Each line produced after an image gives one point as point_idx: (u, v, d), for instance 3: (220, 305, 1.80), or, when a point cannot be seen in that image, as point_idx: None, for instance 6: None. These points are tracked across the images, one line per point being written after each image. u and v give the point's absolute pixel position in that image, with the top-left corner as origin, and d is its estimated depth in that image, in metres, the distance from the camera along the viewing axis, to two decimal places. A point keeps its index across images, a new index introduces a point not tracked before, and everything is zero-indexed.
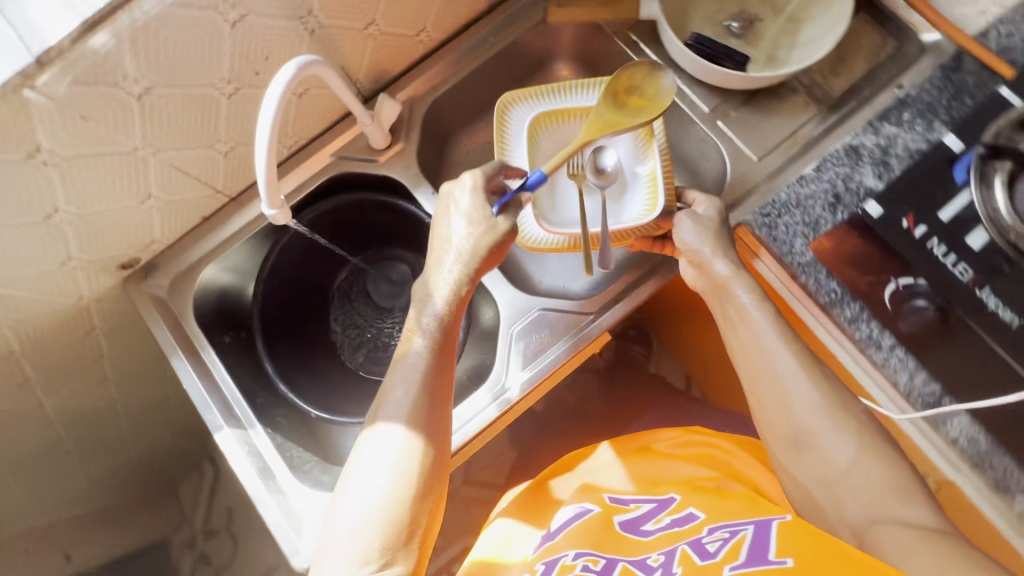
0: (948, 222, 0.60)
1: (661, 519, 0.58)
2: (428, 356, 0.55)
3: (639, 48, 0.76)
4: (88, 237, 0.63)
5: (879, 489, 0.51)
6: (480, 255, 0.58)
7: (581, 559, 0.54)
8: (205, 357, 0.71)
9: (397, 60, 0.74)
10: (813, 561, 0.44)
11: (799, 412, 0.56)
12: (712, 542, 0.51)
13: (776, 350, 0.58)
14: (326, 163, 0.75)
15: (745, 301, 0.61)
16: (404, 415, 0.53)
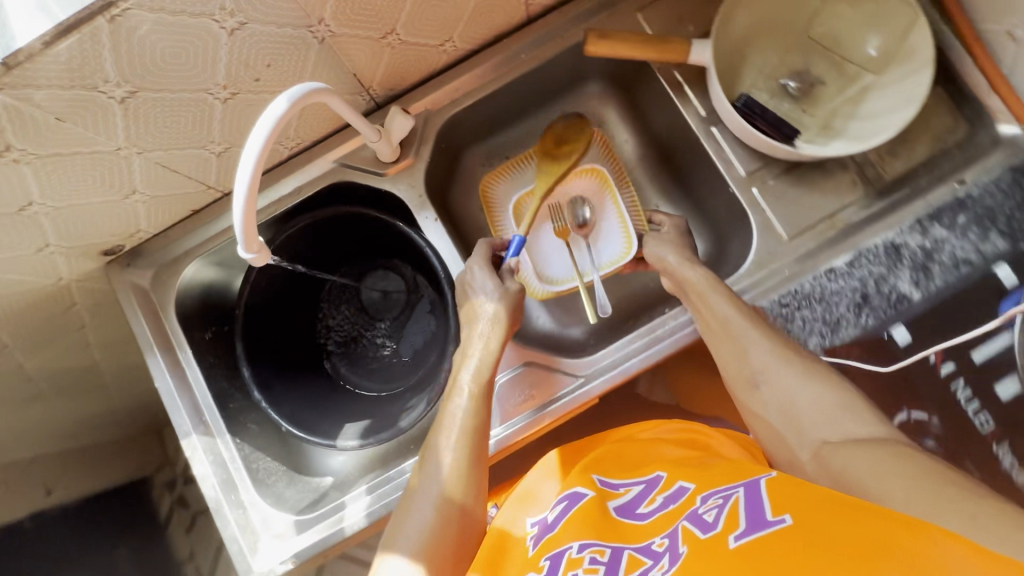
0: (980, 364, 0.58)
1: (654, 500, 0.51)
2: (461, 444, 0.57)
3: (683, 92, 0.69)
4: (67, 227, 0.60)
5: (831, 408, 0.51)
6: (503, 317, 0.63)
7: (587, 551, 0.45)
8: (181, 357, 0.70)
9: (417, 69, 0.67)
10: (816, 520, 0.39)
11: (753, 355, 0.57)
12: (709, 511, 0.44)
13: (746, 331, 0.58)
14: (327, 169, 0.70)
15: (699, 279, 0.63)
16: (442, 492, 0.54)
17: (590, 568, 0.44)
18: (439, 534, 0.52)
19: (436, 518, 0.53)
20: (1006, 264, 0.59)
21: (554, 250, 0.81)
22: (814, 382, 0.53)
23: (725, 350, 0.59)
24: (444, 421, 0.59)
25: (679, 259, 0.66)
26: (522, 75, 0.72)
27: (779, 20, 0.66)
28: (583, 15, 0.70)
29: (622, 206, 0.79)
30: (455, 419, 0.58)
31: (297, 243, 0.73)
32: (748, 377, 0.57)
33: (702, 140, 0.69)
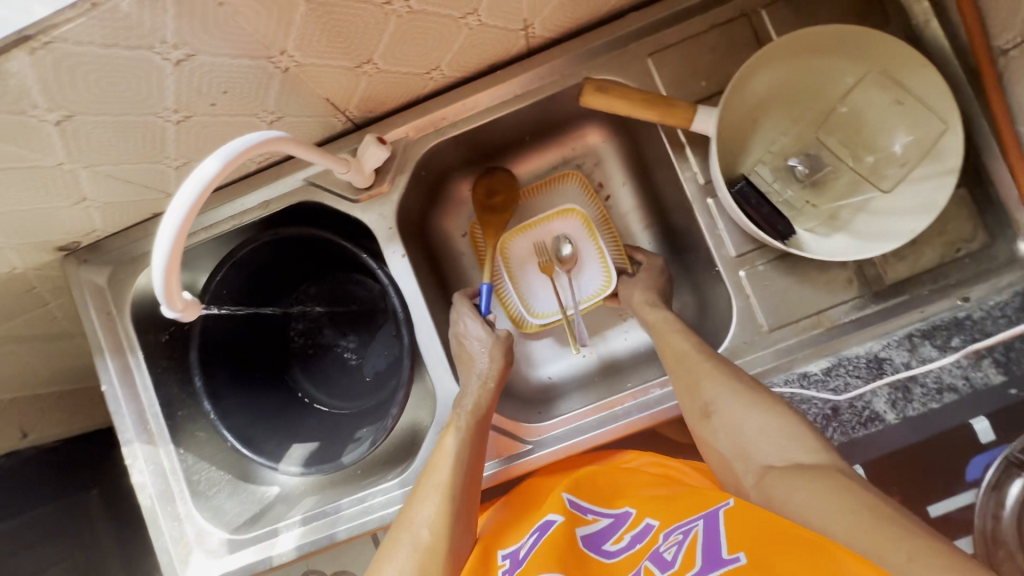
0: (936, 516, 0.59)
1: (622, 538, 0.50)
2: (456, 472, 0.57)
3: (684, 153, 0.64)
4: (14, 229, 0.57)
5: (775, 435, 0.49)
6: (498, 358, 0.65)
7: None
8: (131, 360, 0.69)
9: (400, 94, 0.62)
10: (767, 556, 0.38)
11: (705, 385, 0.55)
12: (669, 549, 0.43)
13: (709, 380, 0.54)
14: (297, 187, 0.67)
15: (666, 321, 0.62)
16: (432, 513, 0.54)
17: None
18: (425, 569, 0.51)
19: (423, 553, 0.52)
20: (986, 417, 0.56)
21: (540, 288, 0.77)
22: (763, 407, 0.51)
23: (680, 381, 0.57)
24: (439, 457, 0.58)
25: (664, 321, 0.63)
26: (513, 109, 0.67)
27: (802, 94, 0.61)
28: (587, 53, 0.64)
29: (601, 240, 0.75)
30: (450, 447, 0.59)
31: (261, 255, 0.71)
32: (700, 408, 0.55)
33: (696, 211, 0.64)
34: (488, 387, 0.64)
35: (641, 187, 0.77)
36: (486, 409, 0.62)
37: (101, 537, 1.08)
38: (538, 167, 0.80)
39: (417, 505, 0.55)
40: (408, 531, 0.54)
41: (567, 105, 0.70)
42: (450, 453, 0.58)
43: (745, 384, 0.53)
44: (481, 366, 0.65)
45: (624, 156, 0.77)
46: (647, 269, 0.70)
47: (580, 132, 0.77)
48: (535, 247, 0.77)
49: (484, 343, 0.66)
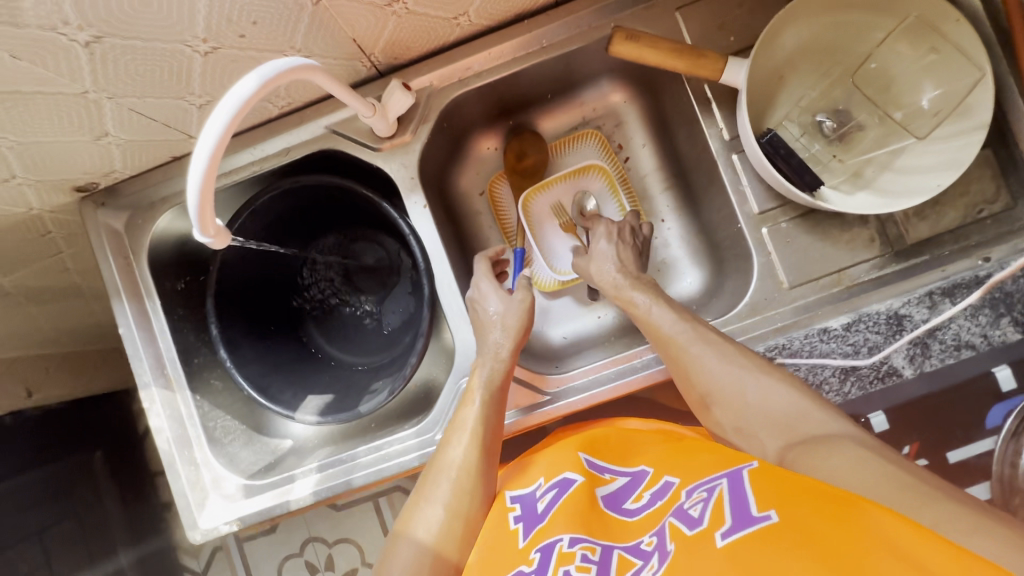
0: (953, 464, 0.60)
1: (641, 495, 0.50)
2: (481, 421, 0.57)
3: (710, 109, 0.63)
4: (35, 163, 0.57)
5: (778, 415, 0.50)
6: (512, 331, 0.62)
7: (578, 547, 0.45)
8: (148, 305, 0.68)
9: (425, 40, 0.61)
10: (799, 516, 0.38)
11: (697, 377, 0.54)
12: (694, 506, 0.43)
13: (703, 365, 0.54)
14: (318, 134, 0.66)
15: (643, 302, 0.60)
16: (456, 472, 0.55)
17: (582, 565, 0.43)
18: (449, 523, 0.52)
19: (451, 491, 0.54)
20: (1008, 366, 0.58)
21: (561, 246, 0.77)
22: (758, 385, 0.51)
23: (674, 369, 0.57)
24: (463, 414, 0.58)
25: (658, 305, 0.59)
26: (538, 62, 0.66)
27: (833, 48, 0.60)
28: (616, 5, 0.63)
29: (622, 197, 0.76)
30: (470, 416, 0.58)
31: (281, 205, 0.70)
32: (698, 398, 0.55)
33: (720, 168, 0.64)
34: (501, 356, 0.61)
35: (662, 148, 0.77)
36: (503, 377, 0.61)
37: (104, 496, 1.14)
38: (558, 126, 0.80)
39: (443, 458, 0.56)
40: (434, 485, 0.54)
41: (591, 61, 0.70)
42: (473, 414, 0.58)
43: (741, 365, 0.53)
44: (497, 326, 0.62)
45: (646, 117, 0.77)
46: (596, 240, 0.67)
47: (602, 91, 0.76)
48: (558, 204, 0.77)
49: (496, 300, 0.64)
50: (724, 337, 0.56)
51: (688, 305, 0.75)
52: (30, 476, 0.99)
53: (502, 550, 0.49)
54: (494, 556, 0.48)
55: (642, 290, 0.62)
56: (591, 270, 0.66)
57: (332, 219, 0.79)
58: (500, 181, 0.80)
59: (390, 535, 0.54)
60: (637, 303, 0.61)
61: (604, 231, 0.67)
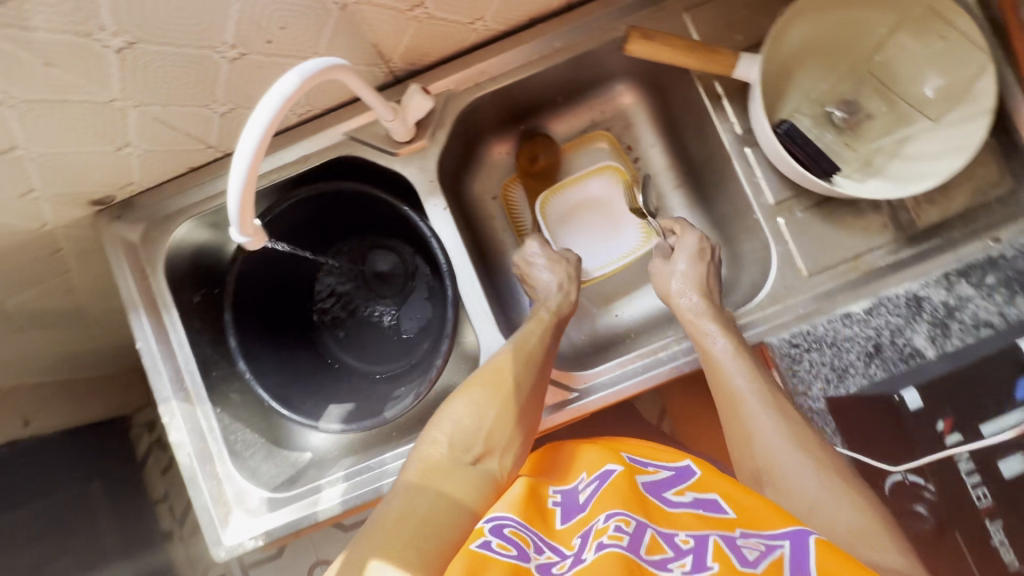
0: (987, 437, 0.54)
1: (685, 494, 0.49)
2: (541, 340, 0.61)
3: (721, 106, 0.65)
4: (55, 175, 0.56)
5: (837, 526, 0.46)
6: (574, 268, 0.70)
7: (613, 521, 0.43)
8: (165, 318, 0.67)
9: (442, 45, 0.63)
10: None
11: (758, 449, 0.52)
12: (749, 549, 0.40)
13: (771, 434, 0.52)
14: (336, 141, 0.67)
15: (717, 344, 0.58)
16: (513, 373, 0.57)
17: (614, 535, 0.41)
18: (497, 415, 0.54)
19: (495, 406, 0.54)
20: None
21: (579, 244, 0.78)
22: (823, 481, 0.49)
23: (735, 434, 0.55)
24: (522, 335, 0.61)
25: (734, 356, 0.57)
26: (551, 65, 0.68)
27: (837, 43, 0.62)
28: (626, 8, 0.65)
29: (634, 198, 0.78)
30: (532, 330, 0.62)
31: (298, 213, 0.70)
32: (754, 473, 0.53)
33: (733, 160, 0.65)
34: (569, 298, 0.67)
35: (671, 147, 0.78)
36: (567, 314, 0.67)
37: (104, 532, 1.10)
38: (568, 129, 0.81)
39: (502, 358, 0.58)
40: (488, 380, 0.56)
41: (601, 63, 0.71)
42: (533, 335, 0.61)
43: (809, 450, 0.51)
44: (554, 278, 0.68)
45: (655, 118, 0.78)
46: (682, 247, 0.66)
47: (611, 93, 0.78)
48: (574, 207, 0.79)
49: (547, 260, 0.70)
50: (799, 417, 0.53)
51: None
52: (30, 517, 0.97)
53: (538, 521, 0.47)
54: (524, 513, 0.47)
55: (720, 326, 0.60)
56: (669, 287, 0.65)
57: (347, 228, 0.79)
58: (512, 186, 0.81)
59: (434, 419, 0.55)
60: (710, 344, 0.59)
61: (696, 246, 0.66)
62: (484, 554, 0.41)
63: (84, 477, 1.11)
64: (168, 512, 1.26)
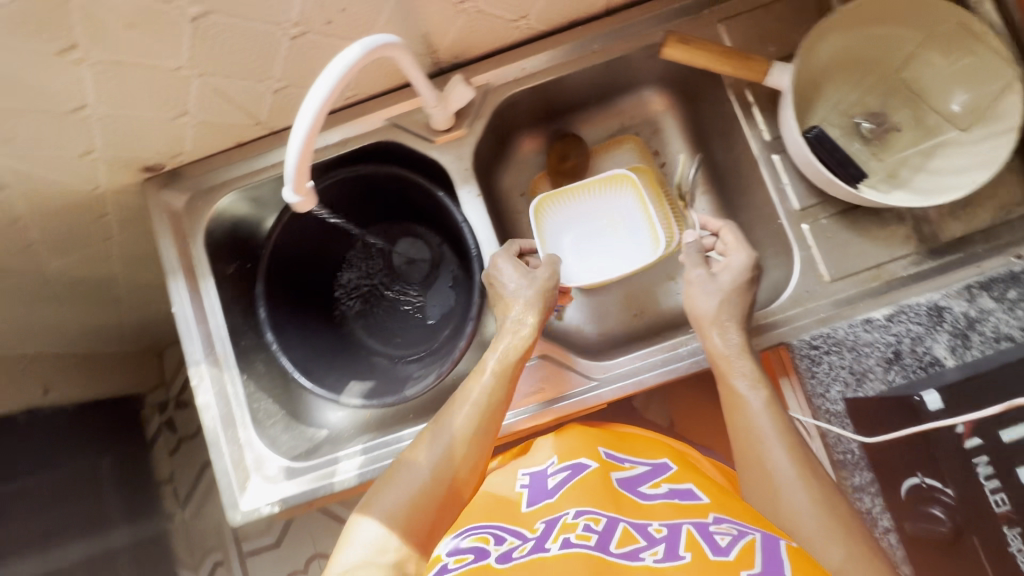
0: (1008, 445, 0.53)
1: (659, 486, 0.56)
2: (489, 392, 0.56)
3: (751, 113, 0.67)
4: (115, 137, 0.60)
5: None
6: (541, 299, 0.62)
7: (582, 519, 0.51)
8: (202, 284, 0.70)
9: (487, 40, 0.66)
10: None
11: (778, 510, 0.51)
12: (720, 536, 0.45)
13: (795, 492, 0.50)
14: (378, 126, 0.70)
15: (745, 388, 0.57)
16: (451, 438, 0.52)
17: (582, 533, 0.49)
18: (432, 486, 0.49)
19: (430, 478, 0.50)
20: None
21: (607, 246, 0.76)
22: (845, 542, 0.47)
23: (756, 493, 0.53)
24: (469, 386, 0.57)
25: (768, 410, 0.55)
26: (588, 65, 0.70)
27: (866, 58, 0.65)
28: (664, 15, 0.68)
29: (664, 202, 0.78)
30: (480, 379, 0.57)
31: (334, 196, 0.74)
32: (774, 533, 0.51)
33: (761, 167, 0.67)
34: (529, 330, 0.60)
35: (698, 154, 0.80)
36: (524, 355, 0.60)
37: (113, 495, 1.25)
38: (598, 131, 0.83)
39: (445, 417, 0.54)
40: (423, 444, 0.52)
41: (635, 68, 0.74)
42: (478, 387, 0.57)
43: (832, 503, 0.49)
44: (518, 306, 0.61)
45: (684, 125, 0.80)
46: (728, 269, 0.62)
47: (642, 99, 0.80)
48: (582, 209, 0.75)
49: (515, 279, 0.63)
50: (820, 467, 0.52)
51: None
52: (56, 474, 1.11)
53: (511, 509, 0.58)
54: (493, 517, 0.56)
55: (750, 369, 0.58)
56: (698, 309, 0.61)
57: (378, 214, 0.82)
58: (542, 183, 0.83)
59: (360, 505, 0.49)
60: (742, 392, 0.57)
61: (744, 269, 0.61)
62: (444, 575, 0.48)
63: (99, 451, 1.26)
64: (171, 494, 1.41)
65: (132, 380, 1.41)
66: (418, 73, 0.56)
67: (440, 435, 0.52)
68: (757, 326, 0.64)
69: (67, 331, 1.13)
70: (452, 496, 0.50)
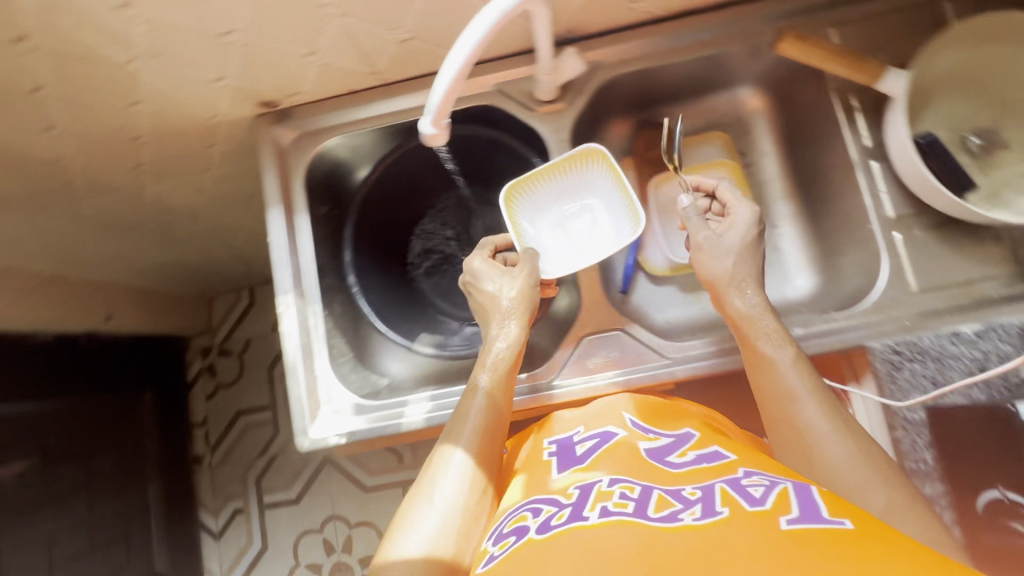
0: None
1: (686, 453, 0.52)
2: (498, 369, 0.63)
3: (853, 118, 0.68)
4: (248, 67, 0.63)
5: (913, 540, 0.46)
6: (530, 293, 0.66)
7: (617, 487, 0.47)
8: (298, 219, 0.73)
9: (602, 18, 0.67)
10: (873, 532, 0.38)
11: (815, 462, 0.52)
12: (754, 487, 0.43)
13: (831, 443, 0.52)
14: (484, 91, 0.72)
15: (776, 353, 0.57)
16: (477, 421, 0.60)
17: (620, 502, 0.45)
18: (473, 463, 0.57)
19: (471, 457, 0.58)
20: None
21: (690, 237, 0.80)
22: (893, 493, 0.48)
23: (787, 447, 0.54)
24: (482, 363, 0.64)
25: (796, 365, 0.57)
26: (695, 55, 0.72)
27: (979, 76, 0.65)
28: (779, 13, 0.69)
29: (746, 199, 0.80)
30: (495, 348, 0.64)
31: (426, 151, 0.78)
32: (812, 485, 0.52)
33: (857, 171, 0.67)
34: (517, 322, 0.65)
35: (787, 158, 0.81)
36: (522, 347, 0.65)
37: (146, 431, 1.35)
38: (688, 125, 0.84)
39: (469, 400, 0.62)
40: (457, 423, 0.60)
41: (737, 65, 0.75)
42: (491, 360, 0.64)
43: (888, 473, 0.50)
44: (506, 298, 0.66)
45: (776, 127, 0.81)
46: (735, 224, 0.64)
47: (737, 98, 0.81)
48: (550, 192, 0.73)
49: (495, 277, 0.67)
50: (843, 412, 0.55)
51: (800, 307, 0.76)
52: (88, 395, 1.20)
53: (542, 484, 0.53)
54: (528, 494, 0.53)
55: (772, 330, 0.59)
56: (707, 265, 0.63)
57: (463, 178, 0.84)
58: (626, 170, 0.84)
59: (411, 496, 0.57)
60: (771, 353, 0.58)
61: (749, 223, 0.63)
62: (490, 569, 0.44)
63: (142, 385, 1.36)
64: (202, 436, 1.51)
65: (184, 320, 1.47)
66: (547, 30, 0.58)
67: (450, 456, 0.58)
68: (836, 329, 0.63)
69: (138, 262, 1.18)
70: (488, 465, 0.58)
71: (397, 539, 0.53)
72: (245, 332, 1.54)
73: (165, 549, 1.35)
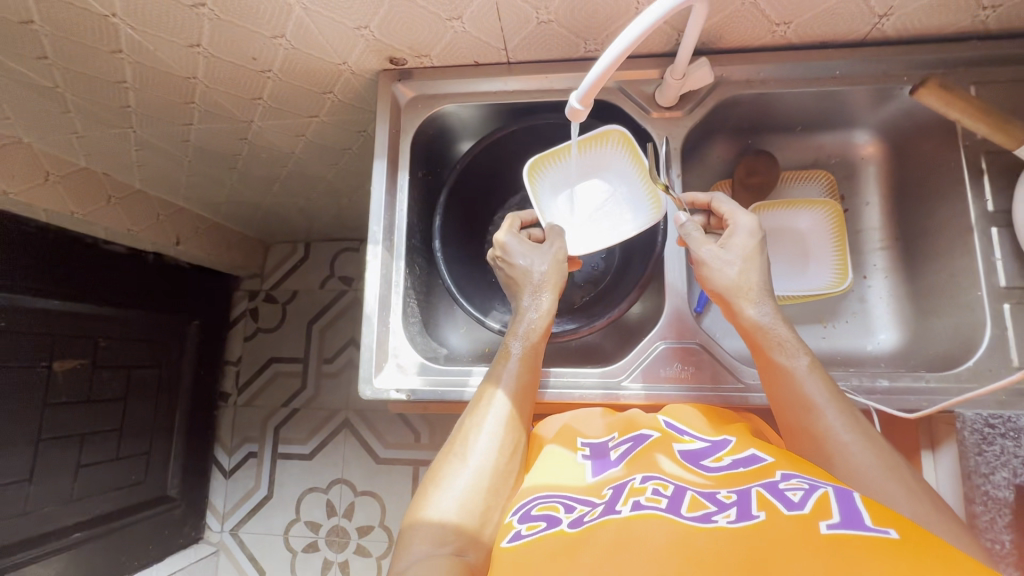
0: None
1: (722, 458, 0.49)
2: (530, 340, 0.63)
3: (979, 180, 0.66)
4: (392, 20, 0.65)
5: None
6: (562, 267, 0.66)
7: (650, 484, 0.46)
8: (400, 176, 0.75)
9: (741, 37, 0.67)
10: (923, 541, 0.34)
11: (840, 471, 0.50)
12: (792, 491, 0.40)
13: (855, 451, 0.50)
14: (605, 87, 0.72)
15: (795, 362, 0.56)
16: (508, 386, 0.60)
17: (652, 497, 0.43)
18: (510, 423, 0.57)
19: (505, 417, 0.58)
20: None
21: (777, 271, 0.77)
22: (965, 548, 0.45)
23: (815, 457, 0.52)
24: (513, 330, 0.65)
25: (812, 373, 0.55)
26: (824, 88, 0.71)
27: None
28: (921, 62, 0.67)
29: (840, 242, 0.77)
30: (527, 321, 0.64)
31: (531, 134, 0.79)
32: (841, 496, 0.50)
33: (975, 235, 0.66)
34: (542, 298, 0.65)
35: (889, 210, 0.79)
36: (543, 332, 0.64)
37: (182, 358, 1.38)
38: (792, 160, 0.83)
39: (501, 363, 0.62)
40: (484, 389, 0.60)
41: (861, 108, 0.74)
42: (524, 327, 0.64)
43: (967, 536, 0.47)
44: (540, 270, 0.66)
45: (883, 177, 0.80)
46: (738, 230, 0.62)
47: (850, 142, 0.80)
48: (580, 171, 0.73)
49: (523, 251, 0.67)
50: (869, 425, 0.52)
51: (879, 363, 0.74)
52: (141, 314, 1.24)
53: (572, 480, 0.51)
54: (557, 489, 0.50)
55: (788, 339, 0.57)
56: (715, 278, 0.61)
57: None
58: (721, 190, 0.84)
59: (444, 455, 0.56)
60: (787, 363, 0.56)
61: (753, 230, 0.62)
62: (516, 545, 0.42)
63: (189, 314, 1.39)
64: (234, 375, 1.54)
65: (243, 261, 1.50)
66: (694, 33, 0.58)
67: (481, 420, 0.57)
68: (922, 389, 0.60)
69: (219, 197, 1.21)
70: (519, 430, 0.58)
71: (435, 495, 0.52)
72: (294, 284, 1.57)
73: (178, 474, 1.38)
